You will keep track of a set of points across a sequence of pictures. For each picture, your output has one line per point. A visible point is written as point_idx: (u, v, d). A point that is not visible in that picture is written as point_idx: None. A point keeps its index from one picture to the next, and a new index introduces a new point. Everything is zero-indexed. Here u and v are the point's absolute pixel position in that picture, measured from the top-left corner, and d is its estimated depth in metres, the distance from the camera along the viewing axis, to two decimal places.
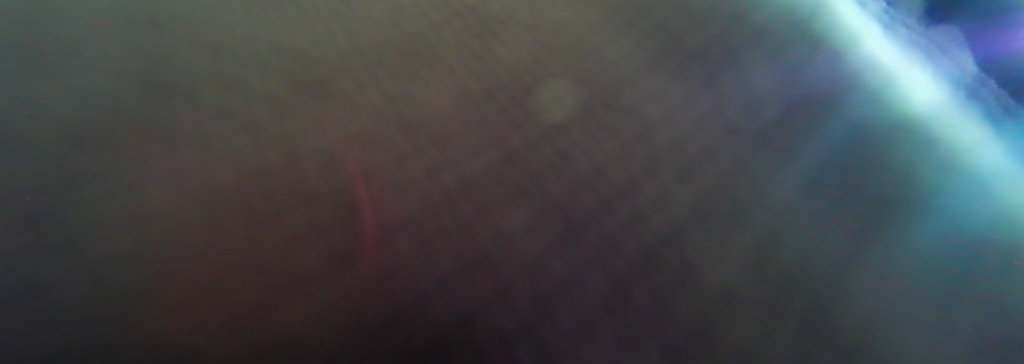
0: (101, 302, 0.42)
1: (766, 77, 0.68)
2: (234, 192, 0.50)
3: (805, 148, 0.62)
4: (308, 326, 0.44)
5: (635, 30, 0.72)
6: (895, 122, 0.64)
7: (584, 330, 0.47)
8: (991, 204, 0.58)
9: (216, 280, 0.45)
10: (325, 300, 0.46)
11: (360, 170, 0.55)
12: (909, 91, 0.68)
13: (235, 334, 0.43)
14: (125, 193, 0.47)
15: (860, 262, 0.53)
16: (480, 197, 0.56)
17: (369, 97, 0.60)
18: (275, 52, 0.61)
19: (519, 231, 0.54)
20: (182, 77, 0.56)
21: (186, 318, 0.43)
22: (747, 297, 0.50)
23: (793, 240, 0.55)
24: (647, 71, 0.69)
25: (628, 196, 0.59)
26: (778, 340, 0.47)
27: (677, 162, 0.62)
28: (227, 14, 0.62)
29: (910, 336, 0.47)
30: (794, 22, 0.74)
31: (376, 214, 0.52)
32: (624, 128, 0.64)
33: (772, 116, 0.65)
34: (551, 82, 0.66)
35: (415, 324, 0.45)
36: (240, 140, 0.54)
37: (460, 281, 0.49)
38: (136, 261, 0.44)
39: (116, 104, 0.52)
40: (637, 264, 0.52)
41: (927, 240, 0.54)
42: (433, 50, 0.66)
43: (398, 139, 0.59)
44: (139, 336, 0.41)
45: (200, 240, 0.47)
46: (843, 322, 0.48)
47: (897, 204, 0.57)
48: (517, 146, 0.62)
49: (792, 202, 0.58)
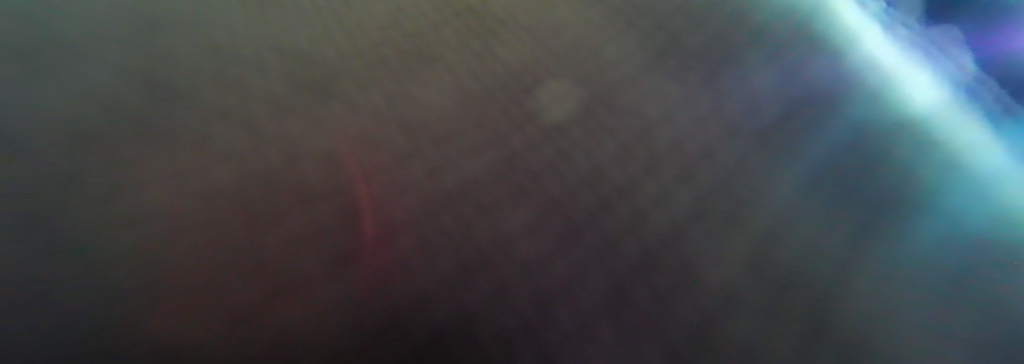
0: (101, 299, 0.41)
1: (767, 76, 0.68)
2: (234, 192, 0.50)
3: (806, 147, 0.62)
4: (308, 326, 0.44)
5: (635, 30, 0.72)
6: (894, 122, 0.64)
7: (584, 331, 0.47)
8: (990, 204, 0.58)
9: (216, 279, 0.45)
10: (325, 299, 0.45)
11: (361, 170, 0.55)
12: (908, 90, 0.68)
13: (235, 334, 0.42)
14: (127, 193, 0.47)
15: (859, 261, 0.53)
16: (480, 196, 0.56)
17: (368, 97, 0.60)
18: (275, 53, 0.61)
19: (519, 231, 0.54)
20: (182, 77, 0.56)
21: (185, 317, 0.42)
22: (747, 297, 0.50)
23: (793, 240, 0.55)
24: (647, 70, 0.69)
25: (628, 195, 0.59)
26: (777, 341, 0.47)
27: (677, 162, 0.62)
28: (227, 14, 0.62)
29: (909, 335, 0.47)
30: (797, 20, 0.74)
31: (376, 215, 0.52)
32: (624, 128, 0.64)
33: (773, 115, 0.65)
34: (550, 83, 0.66)
35: (416, 323, 0.45)
36: (239, 141, 0.53)
37: (460, 280, 0.49)
38: (136, 261, 0.44)
39: (117, 104, 0.52)
40: (638, 264, 0.52)
41: (927, 240, 0.54)
42: (434, 51, 0.67)
43: (398, 139, 0.59)
44: (142, 336, 0.40)
45: (200, 239, 0.47)
46: (842, 323, 0.48)
47: (898, 203, 0.57)
48: (516, 146, 0.61)
49: (792, 202, 0.58)
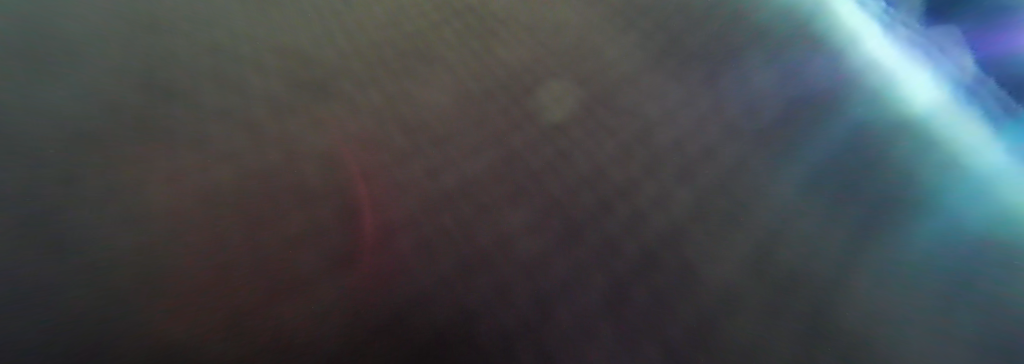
0: (100, 300, 0.41)
1: (767, 76, 0.68)
2: (234, 192, 0.50)
3: (806, 147, 0.62)
4: (308, 326, 0.44)
5: (634, 30, 0.72)
6: (894, 122, 0.64)
7: (584, 331, 0.47)
8: (991, 205, 0.58)
9: (215, 280, 0.45)
10: (325, 299, 0.45)
11: (361, 170, 0.55)
12: (908, 90, 0.68)
13: (235, 333, 0.42)
14: (126, 193, 0.47)
15: (859, 261, 0.53)
16: (480, 196, 0.56)
17: (368, 97, 0.60)
18: (275, 53, 0.61)
19: (519, 231, 0.54)
20: (181, 77, 0.56)
21: (184, 316, 0.42)
22: (747, 297, 0.50)
23: (793, 240, 0.55)
24: (648, 70, 0.69)
25: (628, 195, 0.59)
26: (777, 340, 0.47)
27: (678, 161, 0.62)
28: (227, 13, 0.62)
29: (908, 336, 0.47)
30: (797, 21, 0.74)
31: (376, 215, 0.52)
32: (624, 128, 0.64)
33: (772, 115, 0.65)
34: (550, 82, 0.66)
35: (416, 323, 0.45)
36: (240, 140, 0.54)
37: (461, 280, 0.49)
38: (135, 261, 0.44)
39: (116, 103, 0.52)
40: (638, 264, 0.52)
41: (927, 240, 0.54)
42: (434, 50, 0.67)
43: (398, 138, 0.59)
44: (142, 336, 0.40)
45: (200, 238, 0.47)
46: (842, 324, 0.48)
47: (897, 203, 0.57)
48: (516, 146, 0.61)
49: (792, 203, 0.58)
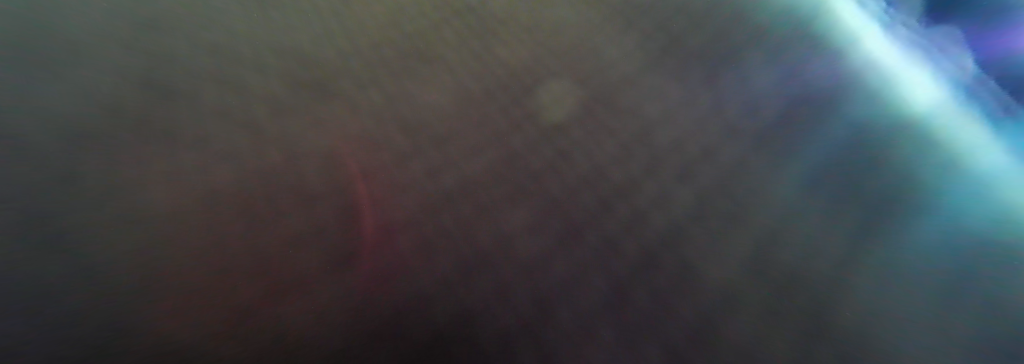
0: (100, 300, 0.41)
1: (766, 77, 0.68)
2: (233, 192, 0.50)
3: (807, 147, 0.62)
4: (308, 325, 0.44)
5: (634, 29, 0.72)
6: (893, 122, 0.65)
7: (584, 331, 0.47)
8: (990, 204, 0.58)
9: (217, 280, 0.45)
10: (325, 299, 0.45)
11: (361, 170, 0.55)
12: (907, 90, 0.68)
13: (237, 333, 0.42)
14: (127, 193, 0.47)
15: (859, 261, 0.53)
16: (481, 196, 0.56)
17: (368, 97, 0.60)
18: (275, 53, 0.61)
19: (519, 230, 0.54)
20: (182, 78, 0.56)
21: (185, 318, 0.42)
22: (747, 297, 0.50)
23: (793, 240, 0.55)
24: (647, 70, 0.69)
25: (627, 195, 0.59)
26: (777, 340, 0.47)
27: (678, 162, 0.61)
28: (226, 13, 0.62)
29: (906, 336, 0.48)
30: (797, 21, 0.74)
31: (376, 215, 0.52)
32: (624, 128, 0.64)
33: (772, 115, 0.65)
34: (551, 83, 0.66)
35: (416, 323, 0.45)
36: (240, 141, 0.53)
37: (461, 279, 0.49)
38: (136, 262, 0.44)
39: (116, 103, 0.52)
40: (638, 264, 0.52)
41: (927, 241, 0.55)
42: (434, 50, 0.67)
43: (399, 138, 0.59)
44: (144, 335, 0.40)
45: (200, 238, 0.47)
46: (840, 324, 0.48)
47: (897, 203, 0.57)
48: (517, 146, 0.61)
49: (792, 203, 0.58)
